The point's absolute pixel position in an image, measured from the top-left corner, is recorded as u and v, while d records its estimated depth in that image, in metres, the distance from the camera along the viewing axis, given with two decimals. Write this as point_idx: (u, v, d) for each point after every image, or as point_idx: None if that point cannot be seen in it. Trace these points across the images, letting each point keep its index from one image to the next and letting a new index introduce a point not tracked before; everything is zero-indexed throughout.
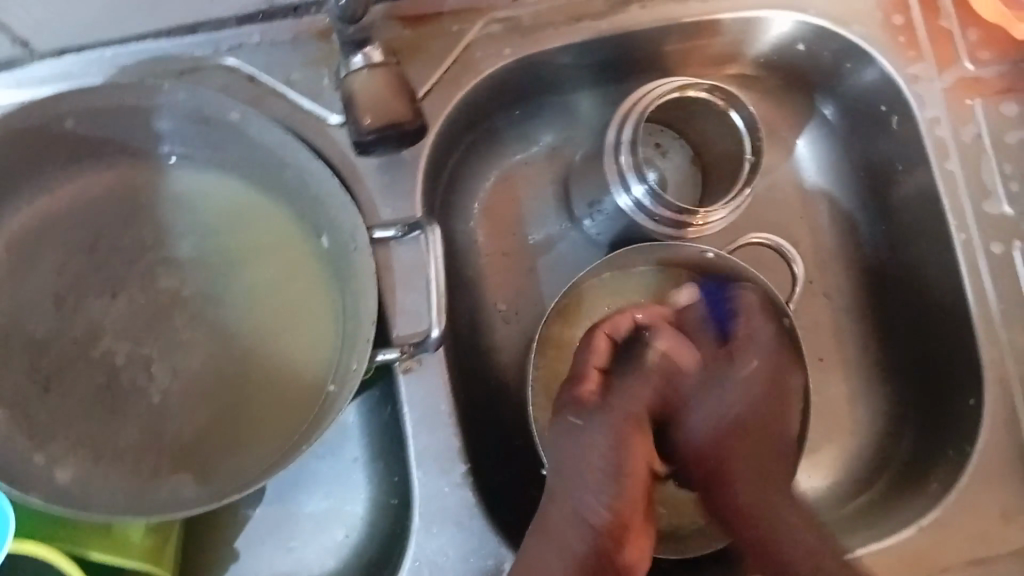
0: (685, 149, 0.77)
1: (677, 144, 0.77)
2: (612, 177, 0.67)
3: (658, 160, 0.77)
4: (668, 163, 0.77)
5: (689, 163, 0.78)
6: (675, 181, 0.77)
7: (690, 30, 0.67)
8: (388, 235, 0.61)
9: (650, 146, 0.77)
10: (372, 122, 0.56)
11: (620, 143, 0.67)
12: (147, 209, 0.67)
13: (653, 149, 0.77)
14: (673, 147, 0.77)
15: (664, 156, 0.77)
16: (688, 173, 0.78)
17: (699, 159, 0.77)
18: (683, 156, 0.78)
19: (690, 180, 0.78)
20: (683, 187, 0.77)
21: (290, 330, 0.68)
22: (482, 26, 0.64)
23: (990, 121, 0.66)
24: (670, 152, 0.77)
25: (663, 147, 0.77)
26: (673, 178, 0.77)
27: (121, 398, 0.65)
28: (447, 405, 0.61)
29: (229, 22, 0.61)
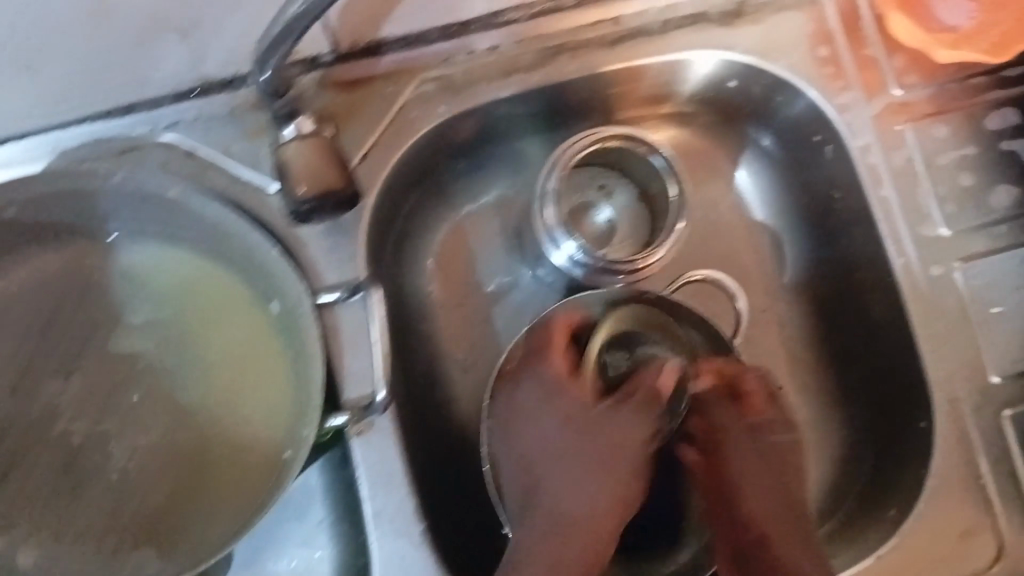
0: (630, 187, 0.78)
1: (622, 182, 0.78)
2: (543, 233, 0.70)
3: (605, 201, 0.78)
4: (616, 202, 0.78)
5: (637, 200, 0.78)
6: (623, 221, 0.78)
7: (620, 76, 0.68)
8: (333, 299, 0.62)
9: (594, 189, 0.78)
10: (307, 190, 0.57)
11: (547, 196, 0.70)
12: (98, 287, 0.68)
13: (598, 191, 0.78)
14: (618, 186, 0.78)
15: (611, 196, 0.78)
16: (637, 211, 0.78)
17: (644, 195, 0.78)
18: (630, 195, 0.78)
19: (640, 218, 0.78)
20: (633, 225, 0.78)
21: (247, 397, 0.68)
22: (415, 87, 0.64)
23: (923, 144, 0.66)
24: (616, 192, 0.78)
25: (608, 187, 0.78)
26: (623, 217, 0.78)
27: (81, 478, 0.66)
28: (401, 464, 0.62)
29: (165, 99, 0.62)
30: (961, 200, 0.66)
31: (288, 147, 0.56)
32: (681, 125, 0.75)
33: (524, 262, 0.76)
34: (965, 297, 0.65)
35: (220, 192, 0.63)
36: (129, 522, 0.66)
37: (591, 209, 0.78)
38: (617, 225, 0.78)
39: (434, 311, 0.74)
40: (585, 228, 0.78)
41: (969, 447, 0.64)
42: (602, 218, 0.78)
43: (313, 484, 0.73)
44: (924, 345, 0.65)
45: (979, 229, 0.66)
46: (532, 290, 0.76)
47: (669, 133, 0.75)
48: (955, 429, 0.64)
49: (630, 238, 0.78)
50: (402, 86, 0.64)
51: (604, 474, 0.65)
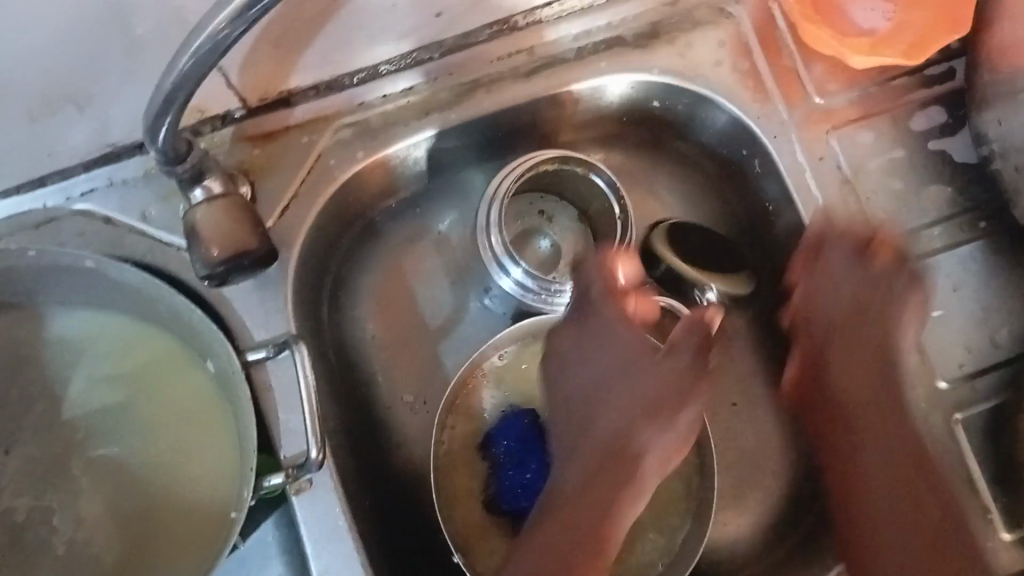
0: (570, 210, 0.75)
1: (562, 206, 0.75)
2: (489, 261, 0.68)
3: (546, 227, 0.75)
4: (558, 228, 0.75)
5: (580, 223, 0.75)
6: (567, 246, 0.75)
7: (545, 105, 0.68)
8: (261, 357, 0.61)
9: (534, 216, 0.75)
10: (220, 253, 0.55)
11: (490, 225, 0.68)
12: (32, 361, 0.68)
13: (538, 218, 0.75)
14: (558, 210, 0.75)
15: (552, 221, 0.75)
16: (581, 234, 0.75)
17: (586, 218, 0.75)
18: (570, 217, 0.75)
19: (584, 241, 0.75)
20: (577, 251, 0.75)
21: (188, 458, 0.67)
22: (331, 134, 0.65)
23: (849, 150, 0.66)
24: (558, 216, 0.75)
25: (549, 212, 0.75)
26: (568, 242, 0.75)
27: (26, 556, 0.65)
28: (345, 519, 0.60)
29: (77, 169, 0.61)
30: (895, 204, 0.66)
31: (198, 211, 0.56)
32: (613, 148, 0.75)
33: (470, 294, 0.75)
34: None
35: (140, 256, 0.62)
36: None
37: (533, 237, 0.75)
38: (562, 251, 0.75)
39: (379, 355, 0.73)
40: (529, 257, 0.74)
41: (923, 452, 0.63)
42: (545, 245, 0.75)
43: (269, 540, 0.68)
44: None
45: (915, 232, 0.65)
46: (481, 321, 0.75)
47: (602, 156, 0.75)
48: None
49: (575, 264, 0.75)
50: (320, 133, 0.65)
51: (646, 410, 0.60)
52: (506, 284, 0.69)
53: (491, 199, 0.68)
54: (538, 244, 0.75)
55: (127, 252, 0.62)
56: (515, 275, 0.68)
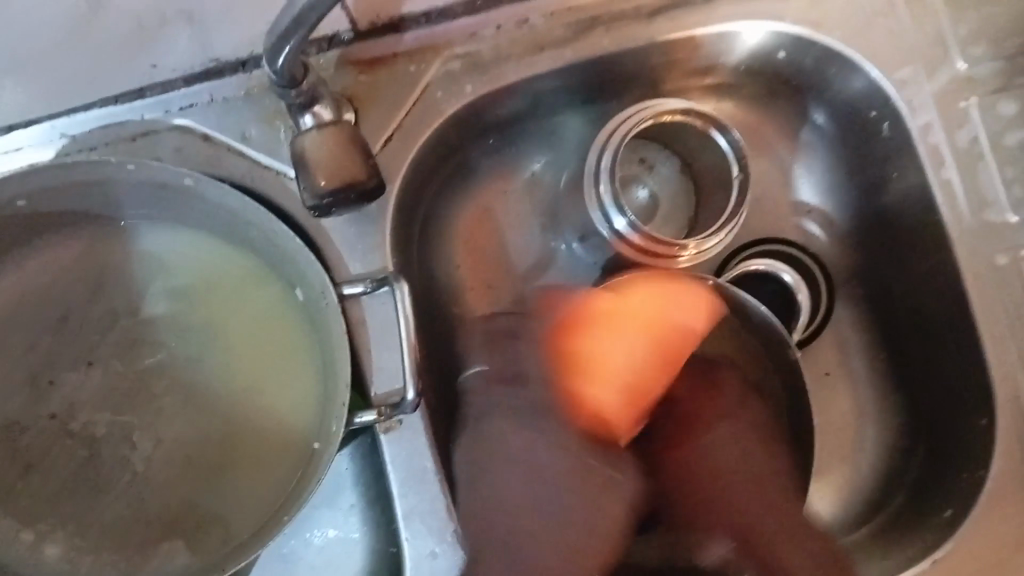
0: (673, 160, 0.72)
1: (663, 155, 0.72)
2: (592, 206, 0.64)
3: (647, 176, 0.72)
4: (658, 177, 0.73)
5: (681, 175, 0.72)
6: (667, 199, 0.73)
7: (665, 49, 0.64)
8: (357, 291, 0.58)
9: (635, 164, 0.72)
10: (327, 184, 0.54)
11: (600, 170, 0.63)
12: (118, 274, 0.67)
13: (639, 166, 0.72)
14: (660, 159, 0.72)
15: (653, 171, 0.72)
16: (681, 186, 0.73)
17: (688, 170, 0.72)
18: (672, 168, 0.72)
19: (684, 194, 0.73)
20: (677, 203, 0.73)
21: (272, 387, 0.66)
22: (440, 65, 0.61)
23: (988, 121, 0.62)
24: (658, 165, 0.72)
25: (650, 160, 0.72)
26: (666, 192, 0.73)
27: (106, 470, 0.65)
28: (432, 462, 0.59)
29: (176, 84, 0.59)
30: None
31: (307, 137, 0.53)
32: (724, 98, 0.71)
33: (559, 240, 0.72)
34: None
35: (237, 179, 0.60)
36: (155, 515, 0.65)
37: (633, 186, 0.72)
38: (660, 202, 0.73)
39: (465, 295, 0.71)
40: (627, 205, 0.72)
41: None
42: (644, 194, 0.73)
43: (343, 471, 0.67)
44: (984, 338, 0.61)
45: None
46: (568, 269, 0.73)
47: (711, 106, 0.71)
48: (1019, 432, 0.60)
49: (673, 217, 0.73)
50: (429, 63, 0.61)
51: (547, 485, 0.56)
52: (605, 233, 0.64)
53: (604, 145, 0.64)
54: (637, 193, 0.72)
55: (225, 172, 0.60)
56: (617, 226, 0.63)
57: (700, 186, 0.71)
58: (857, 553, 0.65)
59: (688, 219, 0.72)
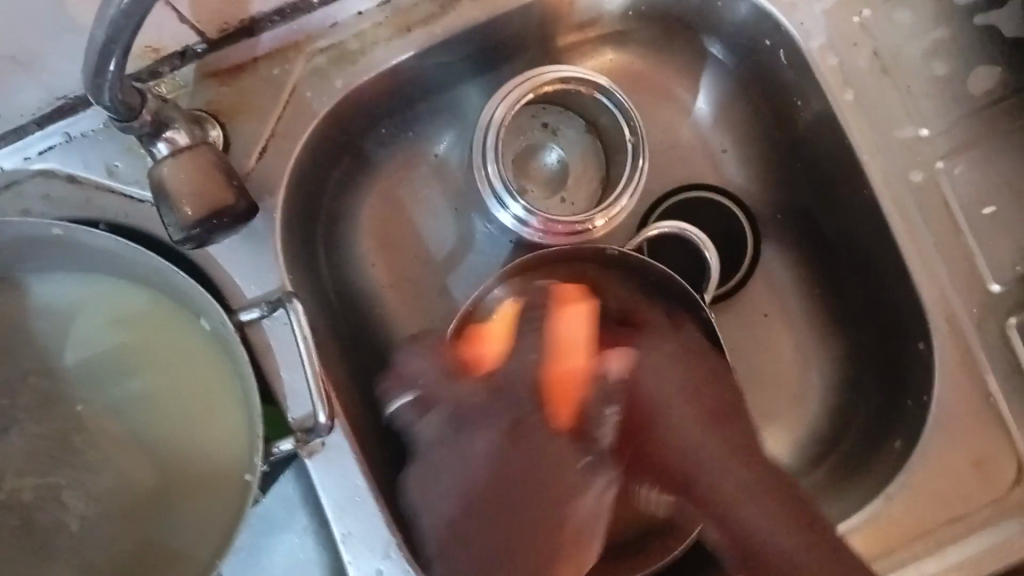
0: (576, 120, 0.67)
1: (566, 116, 0.67)
2: (487, 193, 0.62)
3: (552, 141, 0.67)
4: (564, 140, 0.68)
5: (588, 134, 0.68)
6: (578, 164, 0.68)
7: (544, 8, 0.61)
8: (253, 317, 0.56)
9: (537, 130, 0.67)
10: (192, 212, 0.50)
11: (488, 154, 0.61)
12: (18, 334, 0.63)
13: (542, 131, 0.67)
14: (563, 121, 0.67)
15: (557, 134, 0.68)
16: (590, 146, 0.68)
17: (594, 127, 0.67)
18: (577, 126, 0.68)
19: (595, 153, 0.68)
20: (588, 164, 0.68)
21: (196, 424, 0.63)
22: (305, 63, 0.58)
23: (884, 32, 0.59)
24: (562, 128, 0.68)
25: (552, 125, 0.67)
26: (576, 155, 0.68)
27: (40, 536, 0.61)
28: (364, 478, 0.57)
29: (29, 128, 0.55)
30: (936, 90, 0.59)
31: (164, 166, 0.50)
32: (618, 48, 0.68)
33: (472, 220, 0.69)
34: (953, 201, 0.59)
35: (112, 218, 0.57)
36: (99, 570, 0.62)
37: (538, 154, 0.67)
38: (571, 167, 0.68)
39: (383, 294, 0.68)
40: (534, 174, 0.67)
41: (974, 362, 0.59)
42: (552, 160, 0.68)
43: (289, 493, 0.63)
44: (912, 260, 0.59)
45: (961, 118, 0.59)
46: (487, 248, 0.70)
47: (609, 58, 0.68)
48: (958, 348, 0.59)
49: (586, 179, 0.68)
50: (292, 64, 0.58)
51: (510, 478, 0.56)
52: (505, 218, 0.62)
53: (489, 126, 0.61)
54: (544, 160, 0.67)
55: (98, 213, 0.57)
56: (515, 211, 0.61)
57: (609, 141, 0.66)
58: (820, 494, 0.63)
59: (602, 178, 0.68)
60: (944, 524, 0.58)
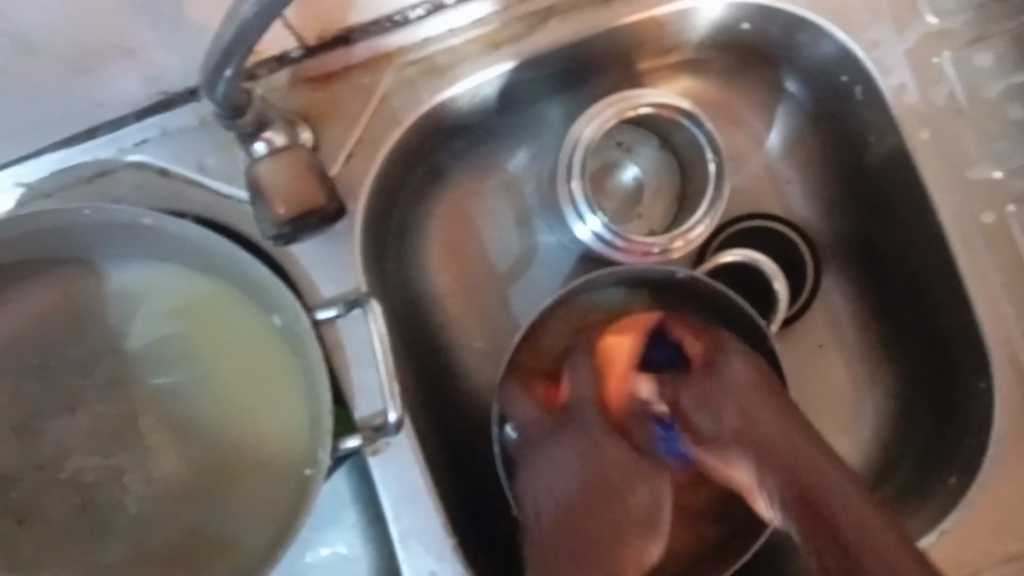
0: (652, 140, 0.68)
1: (641, 135, 0.68)
2: (567, 204, 0.63)
3: (627, 159, 0.69)
4: (639, 158, 0.69)
5: (663, 152, 0.69)
6: (651, 183, 0.69)
7: (630, 32, 0.63)
8: (331, 315, 0.58)
9: (612, 149, 0.68)
10: (287, 212, 0.53)
11: (571, 168, 0.63)
12: (88, 318, 0.63)
13: (617, 149, 0.69)
14: (638, 140, 0.69)
15: (632, 152, 0.69)
16: (665, 164, 0.69)
17: (669, 147, 0.68)
18: (653, 146, 0.69)
19: (669, 172, 0.69)
20: (662, 181, 0.69)
21: (259, 416, 0.63)
22: (394, 73, 0.59)
23: (963, 75, 0.61)
24: (637, 146, 0.69)
25: (627, 143, 0.69)
26: (649, 172, 0.69)
27: (100, 516, 0.62)
28: (424, 480, 0.58)
29: (127, 119, 0.57)
30: (1009, 134, 0.61)
31: (261, 164, 0.53)
32: (693, 74, 0.69)
33: (538, 234, 0.70)
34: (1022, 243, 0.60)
35: (198, 210, 0.59)
36: (156, 554, 0.62)
37: (614, 172, 0.69)
38: (645, 187, 0.69)
39: (446, 302, 0.69)
40: (610, 191, 0.69)
41: None
42: (628, 177, 0.69)
43: (342, 490, 0.63)
44: (979, 299, 0.60)
45: None
46: (552, 262, 0.70)
47: (683, 83, 0.69)
48: (1020, 389, 0.59)
49: (660, 195, 0.69)
50: (382, 73, 0.59)
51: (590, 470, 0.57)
52: (581, 232, 0.64)
53: (577, 141, 0.63)
54: (620, 177, 0.69)
55: (185, 206, 0.59)
56: (592, 225, 0.63)
57: (685, 161, 0.68)
58: None
59: (676, 195, 0.69)
60: (997, 562, 0.59)
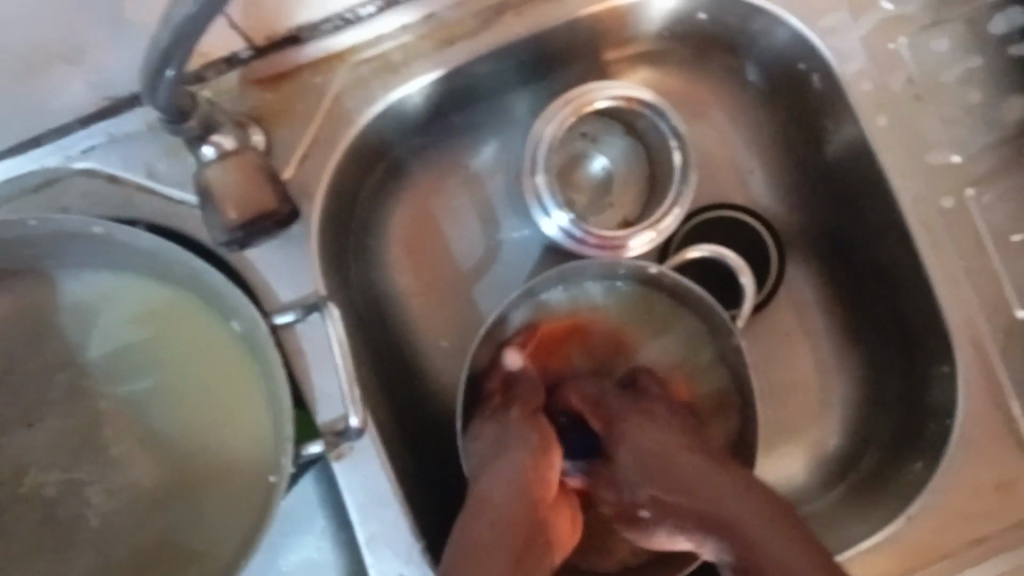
0: (616, 129, 0.67)
1: (604, 124, 0.67)
2: (532, 199, 0.63)
3: (593, 150, 0.67)
4: (604, 147, 0.67)
5: (629, 139, 0.67)
6: (621, 173, 0.68)
7: (585, 25, 0.62)
8: (289, 320, 0.57)
9: (577, 140, 0.67)
10: (238, 215, 0.52)
11: (536, 161, 0.63)
12: (41, 329, 0.61)
13: (581, 141, 0.67)
14: (601, 130, 0.67)
15: (597, 143, 0.67)
16: (632, 152, 0.67)
17: (634, 133, 0.67)
18: (618, 134, 0.67)
19: (637, 160, 0.67)
20: (631, 169, 0.68)
21: (221, 423, 0.61)
22: (347, 72, 0.58)
23: (919, 60, 0.60)
24: (601, 136, 0.67)
25: (591, 134, 0.67)
26: (617, 160, 0.68)
27: (61, 532, 0.60)
28: (390, 483, 0.57)
29: (72, 125, 0.56)
30: (968, 118, 0.61)
31: (210, 170, 0.52)
32: (652, 65, 0.68)
33: (502, 230, 0.69)
34: (982, 227, 0.60)
35: (149, 217, 0.57)
36: (120, 568, 0.61)
37: (581, 164, 0.67)
38: (614, 177, 0.68)
39: (409, 302, 0.68)
40: (579, 183, 0.67)
41: (999, 386, 0.59)
42: (597, 168, 0.68)
43: (310, 496, 0.62)
44: (941, 284, 0.60)
45: (991, 146, 0.61)
46: (516, 258, 0.69)
47: (643, 75, 0.69)
48: (983, 372, 0.59)
49: (630, 183, 0.68)
50: (334, 73, 0.58)
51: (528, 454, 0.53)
52: (549, 227, 0.63)
53: (539, 136, 0.63)
54: (588, 169, 0.67)
55: (136, 212, 0.57)
56: (558, 220, 0.63)
57: (652, 149, 0.66)
58: (839, 513, 0.64)
59: (647, 182, 0.67)
60: (965, 546, 0.59)
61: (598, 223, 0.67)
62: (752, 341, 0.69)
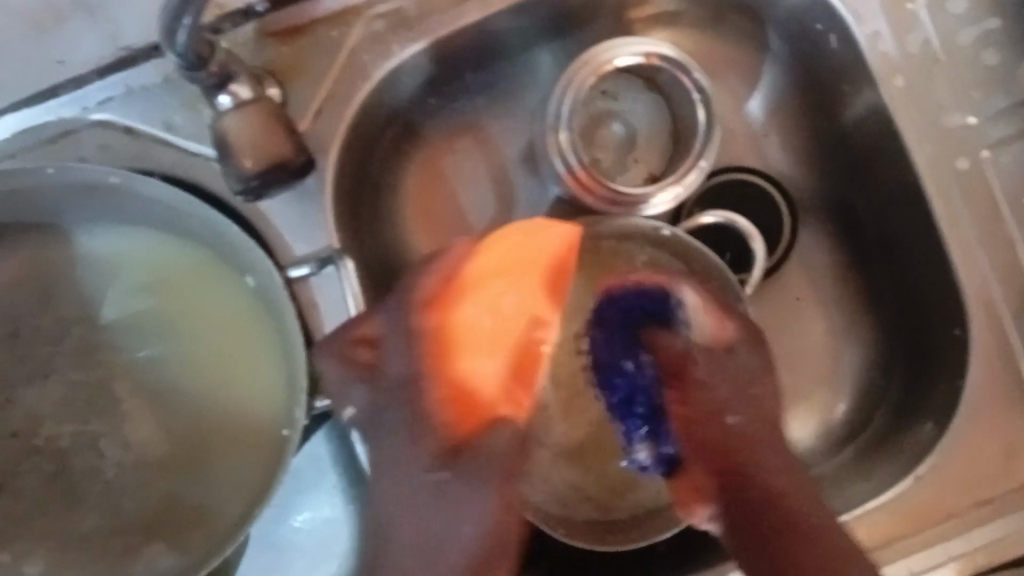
0: (636, 85, 0.67)
1: (623, 81, 0.67)
2: (554, 156, 0.63)
3: (615, 108, 0.68)
4: (626, 105, 0.68)
5: (649, 96, 0.68)
6: (643, 131, 0.68)
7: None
8: (304, 273, 0.57)
9: (598, 99, 0.67)
10: (254, 165, 0.53)
11: (560, 118, 0.62)
12: (55, 283, 0.61)
13: (602, 99, 0.67)
14: (621, 86, 0.67)
15: (618, 100, 0.68)
16: (654, 107, 0.68)
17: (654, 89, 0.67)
18: (638, 90, 0.68)
19: (659, 114, 0.68)
20: (654, 125, 0.68)
21: (234, 379, 0.61)
22: (363, 27, 0.58)
23: (937, 21, 0.60)
24: (622, 92, 0.68)
25: (612, 91, 0.67)
26: (639, 116, 0.68)
27: (75, 483, 0.60)
28: None
29: (89, 76, 0.56)
30: (987, 81, 0.60)
31: (227, 119, 0.53)
32: (668, 28, 0.68)
33: (514, 190, 0.69)
34: (998, 192, 0.60)
35: (167, 170, 0.58)
36: (130, 520, 0.60)
37: (604, 122, 0.68)
38: (637, 134, 0.68)
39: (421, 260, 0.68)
40: (602, 141, 0.68)
41: (1011, 352, 0.59)
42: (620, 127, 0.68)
43: (322, 453, 0.63)
44: (953, 247, 0.60)
45: (1008, 109, 0.60)
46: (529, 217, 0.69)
47: (658, 38, 0.68)
48: (995, 338, 0.59)
49: (654, 138, 0.68)
50: (350, 27, 0.58)
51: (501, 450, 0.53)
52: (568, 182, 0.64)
53: (565, 89, 0.62)
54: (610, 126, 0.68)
55: (154, 165, 0.58)
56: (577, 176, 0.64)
57: (672, 104, 0.67)
58: (849, 474, 0.64)
59: (671, 137, 0.68)
60: (973, 508, 0.60)
61: (625, 180, 0.68)
62: (762, 308, 0.68)
